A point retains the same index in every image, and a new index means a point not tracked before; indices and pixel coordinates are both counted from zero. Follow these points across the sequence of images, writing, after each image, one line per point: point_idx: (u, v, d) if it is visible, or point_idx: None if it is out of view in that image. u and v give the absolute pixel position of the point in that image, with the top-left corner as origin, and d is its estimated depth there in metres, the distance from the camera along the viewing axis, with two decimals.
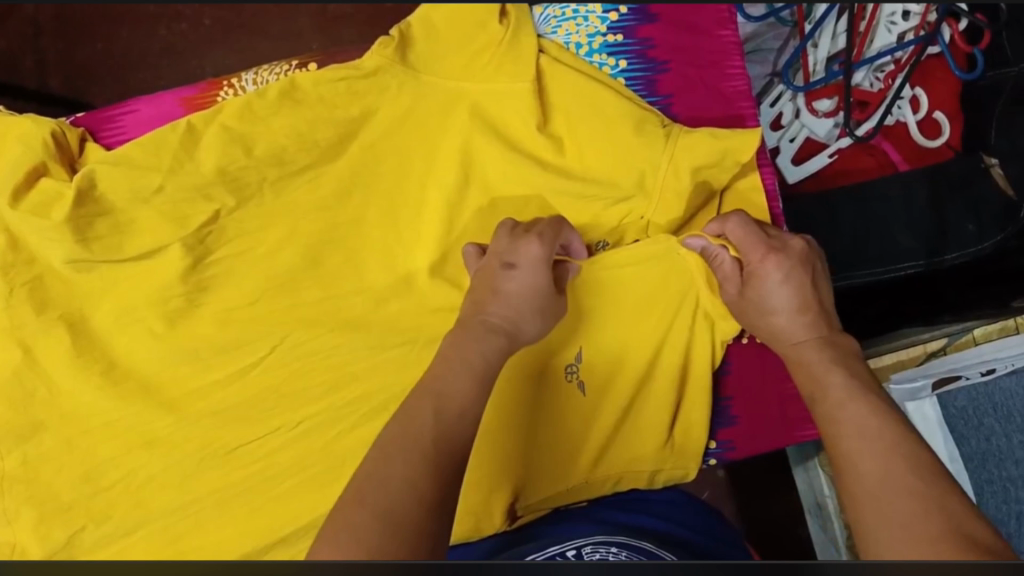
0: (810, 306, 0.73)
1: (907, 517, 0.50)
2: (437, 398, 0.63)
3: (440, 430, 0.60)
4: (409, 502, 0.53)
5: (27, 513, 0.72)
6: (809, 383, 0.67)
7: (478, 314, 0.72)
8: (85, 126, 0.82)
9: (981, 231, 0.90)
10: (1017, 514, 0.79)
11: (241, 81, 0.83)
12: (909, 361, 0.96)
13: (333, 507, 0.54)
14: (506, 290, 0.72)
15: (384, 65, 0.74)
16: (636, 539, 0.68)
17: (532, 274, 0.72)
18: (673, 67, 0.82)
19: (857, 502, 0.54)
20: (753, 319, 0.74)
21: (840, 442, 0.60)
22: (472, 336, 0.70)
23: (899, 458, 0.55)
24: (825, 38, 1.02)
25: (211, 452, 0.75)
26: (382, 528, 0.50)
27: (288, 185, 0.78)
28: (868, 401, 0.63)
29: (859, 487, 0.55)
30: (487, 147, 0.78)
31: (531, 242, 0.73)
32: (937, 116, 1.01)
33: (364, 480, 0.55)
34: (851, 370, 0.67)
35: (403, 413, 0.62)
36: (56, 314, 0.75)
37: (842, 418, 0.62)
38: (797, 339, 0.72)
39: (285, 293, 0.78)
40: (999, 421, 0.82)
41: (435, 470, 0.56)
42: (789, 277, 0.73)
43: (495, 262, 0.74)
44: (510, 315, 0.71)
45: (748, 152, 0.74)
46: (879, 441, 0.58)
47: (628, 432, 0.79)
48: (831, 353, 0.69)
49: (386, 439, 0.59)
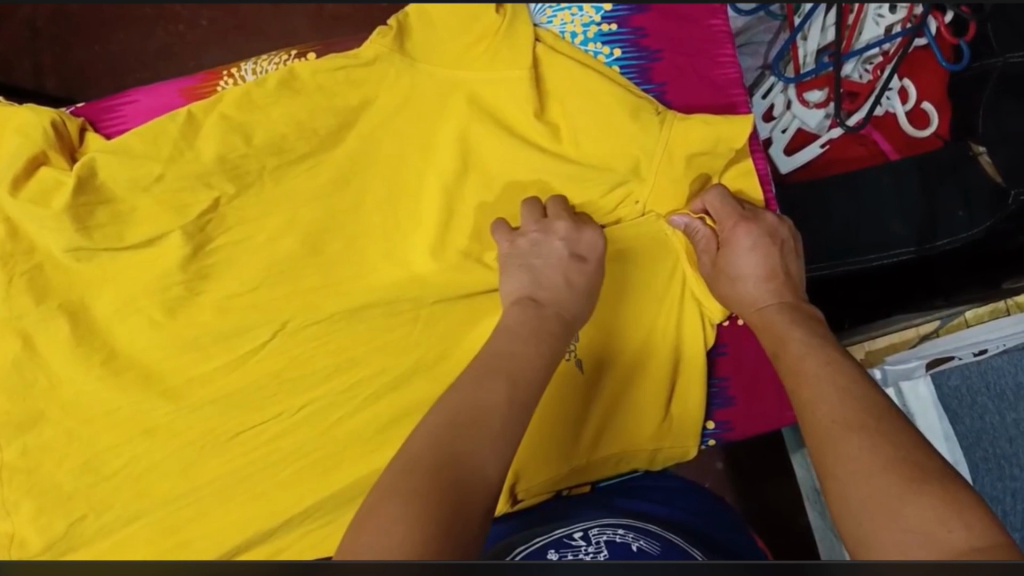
0: (778, 273, 0.75)
1: (872, 469, 0.52)
2: (497, 366, 0.65)
3: (502, 405, 0.61)
4: (465, 478, 0.54)
5: (28, 503, 0.72)
6: (772, 343, 0.69)
7: (551, 301, 0.74)
8: (85, 116, 0.83)
9: (971, 217, 0.92)
10: (1012, 491, 0.81)
11: (241, 71, 0.84)
12: (901, 343, 0.95)
13: (391, 472, 0.56)
14: (577, 282, 0.75)
15: (382, 54, 0.76)
16: (642, 521, 0.69)
17: (598, 270, 0.76)
18: (665, 56, 0.83)
19: (823, 457, 0.55)
20: (723, 285, 0.76)
21: (798, 393, 0.62)
22: (554, 329, 0.71)
23: (860, 408, 0.57)
24: (815, 31, 1.03)
25: (212, 439, 0.75)
26: (447, 502, 0.52)
27: (287, 173, 0.79)
28: (830, 353, 0.65)
29: (825, 439, 0.56)
30: (485, 134, 0.79)
31: (598, 237, 0.77)
32: (925, 106, 1.02)
33: (426, 451, 0.56)
34: (812, 330, 0.69)
35: (466, 385, 0.63)
36: (55, 303, 0.75)
37: (805, 372, 0.63)
38: (763, 302, 0.74)
39: (284, 282, 0.79)
40: (991, 399, 0.84)
41: (496, 452, 0.58)
42: (760, 244, 0.75)
43: (562, 250, 0.76)
44: (577, 309, 0.75)
45: (741, 139, 0.76)
46: (839, 390, 0.59)
47: (628, 412, 0.80)
48: (795, 315, 0.71)
49: (449, 409, 0.60)
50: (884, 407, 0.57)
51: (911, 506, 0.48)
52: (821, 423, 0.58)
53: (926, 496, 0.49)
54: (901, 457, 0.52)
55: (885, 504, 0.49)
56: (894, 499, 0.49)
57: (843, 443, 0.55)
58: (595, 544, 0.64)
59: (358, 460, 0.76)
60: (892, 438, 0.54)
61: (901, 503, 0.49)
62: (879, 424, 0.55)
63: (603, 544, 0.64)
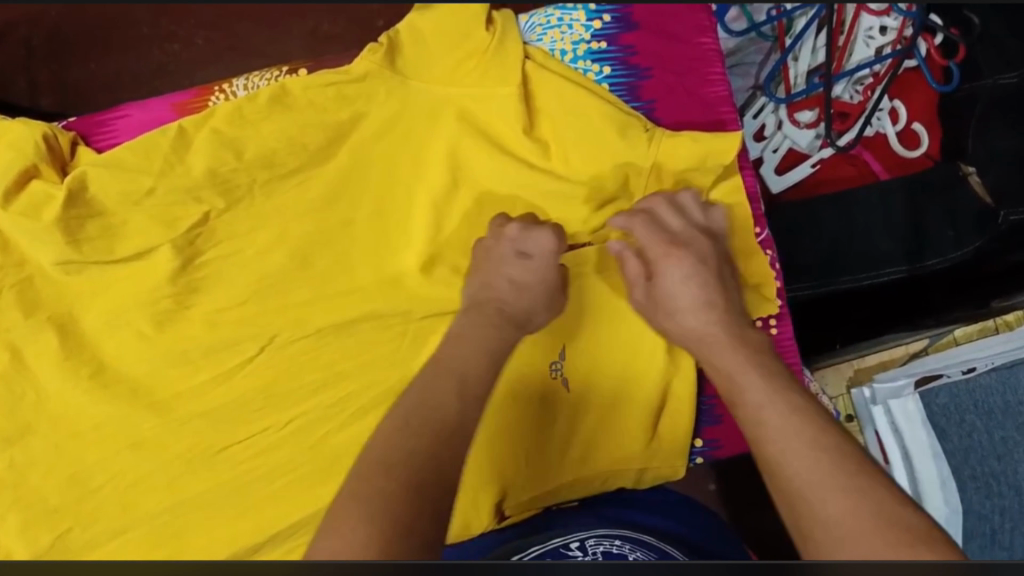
0: (717, 301, 0.75)
1: (861, 536, 0.49)
2: (456, 383, 0.65)
3: (459, 411, 0.62)
4: (430, 484, 0.54)
5: (13, 516, 0.72)
6: (725, 383, 0.68)
7: (491, 301, 0.76)
8: (78, 131, 0.84)
9: (960, 237, 0.91)
10: (1000, 509, 0.81)
11: (233, 86, 0.85)
12: (892, 360, 0.97)
13: (348, 482, 0.56)
14: (520, 277, 0.76)
15: (373, 70, 0.77)
16: (637, 533, 0.70)
17: (546, 265, 0.77)
18: (655, 74, 0.84)
19: (802, 520, 0.52)
20: (665, 319, 0.76)
21: (761, 443, 0.59)
22: (495, 325, 0.74)
23: (835, 465, 0.55)
24: (805, 52, 1.03)
25: (200, 453, 0.74)
26: (398, 497, 0.52)
27: (277, 188, 0.79)
28: (789, 397, 0.63)
29: (801, 499, 0.53)
30: (475, 150, 0.80)
31: (547, 234, 0.78)
32: (916, 127, 1.03)
33: (382, 455, 0.57)
34: (760, 364, 0.68)
35: (417, 395, 0.65)
36: (45, 315, 0.76)
37: (771, 422, 0.60)
38: (708, 330, 0.73)
39: (274, 295, 0.79)
40: (979, 417, 0.85)
41: (450, 444, 0.58)
42: (696, 272, 0.76)
43: (508, 252, 0.78)
44: (526, 305, 0.76)
45: (731, 153, 0.77)
46: (809, 443, 0.57)
47: (615, 430, 0.79)
48: (739, 347, 0.71)
49: (401, 416, 0.62)
50: (858, 463, 0.55)
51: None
52: (792, 481, 0.55)
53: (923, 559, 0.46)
54: (889, 520, 0.50)
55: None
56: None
57: (824, 505, 0.52)
58: (592, 555, 0.64)
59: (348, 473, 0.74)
60: (873, 497, 0.52)
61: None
62: (858, 483, 0.53)
63: (600, 555, 0.64)
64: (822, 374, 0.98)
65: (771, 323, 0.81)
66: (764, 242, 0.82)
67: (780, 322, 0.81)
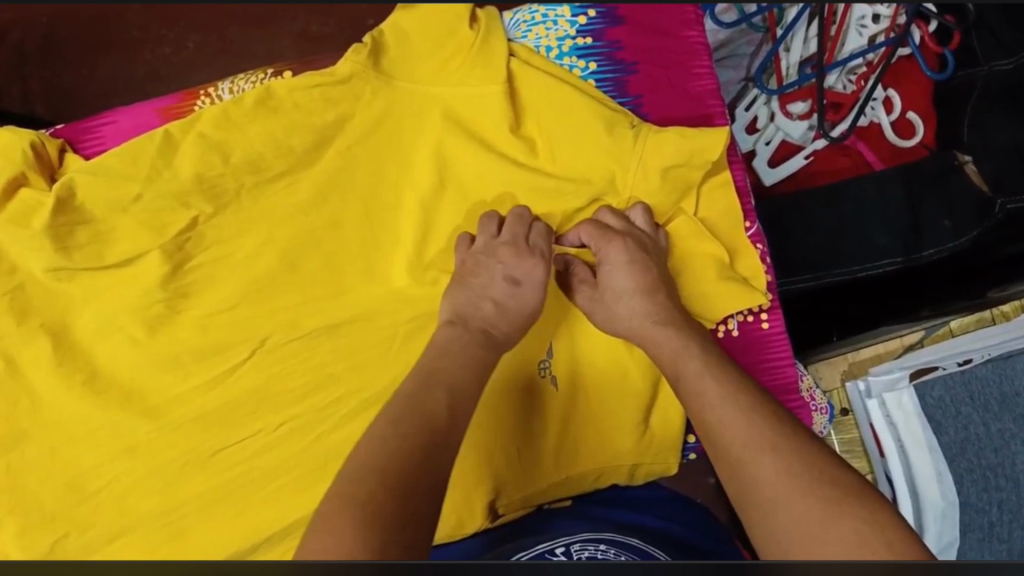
0: (656, 284, 0.74)
1: (793, 494, 0.52)
2: (443, 398, 0.63)
3: (444, 424, 0.61)
4: (417, 487, 0.54)
5: (10, 522, 0.72)
6: (666, 361, 0.68)
7: (478, 323, 0.73)
8: (65, 138, 0.84)
9: (957, 226, 0.89)
10: (998, 501, 0.80)
11: (218, 90, 0.85)
12: (885, 353, 1.02)
13: (327, 494, 0.55)
14: (506, 303, 0.74)
15: (357, 71, 0.77)
16: (625, 535, 0.69)
17: (534, 294, 0.75)
18: (641, 69, 0.83)
19: (742, 483, 0.55)
20: (602, 313, 0.75)
21: (704, 416, 0.61)
22: (480, 348, 0.71)
23: (768, 428, 0.57)
24: (797, 43, 1.04)
25: (194, 457, 0.75)
26: (390, 510, 0.51)
27: (265, 191, 0.79)
28: (724, 368, 0.65)
29: (739, 463, 0.56)
30: (460, 148, 0.80)
31: (537, 263, 0.76)
32: (910, 116, 1.02)
33: (362, 469, 0.56)
34: (704, 345, 0.68)
35: (398, 403, 0.63)
36: (37, 322, 0.76)
37: (708, 392, 0.62)
38: (643, 317, 0.72)
39: (264, 298, 0.79)
40: (975, 409, 0.84)
41: (438, 454, 0.58)
42: (630, 260, 0.74)
43: (500, 274, 0.75)
44: (510, 330, 0.74)
45: (716, 151, 0.76)
46: (745, 409, 0.59)
47: (607, 428, 0.79)
48: (680, 327, 0.70)
49: (381, 428, 0.60)
50: (789, 426, 0.58)
51: (835, 531, 0.49)
52: (731, 448, 0.57)
53: (850, 516, 0.50)
54: (816, 475, 0.53)
55: (809, 531, 0.50)
56: (817, 526, 0.50)
57: (759, 468, 0.55)
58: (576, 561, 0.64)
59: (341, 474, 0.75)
60: (802, 455, 0.55)
61: (823, 529, 0.50)
62: (789, 443, 0.56)
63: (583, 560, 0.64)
64: (817, 367, 1.04)
65: (761, 316, 0.82)
66: (753, 236, 0.83)
67: (771, 315, 0.82)
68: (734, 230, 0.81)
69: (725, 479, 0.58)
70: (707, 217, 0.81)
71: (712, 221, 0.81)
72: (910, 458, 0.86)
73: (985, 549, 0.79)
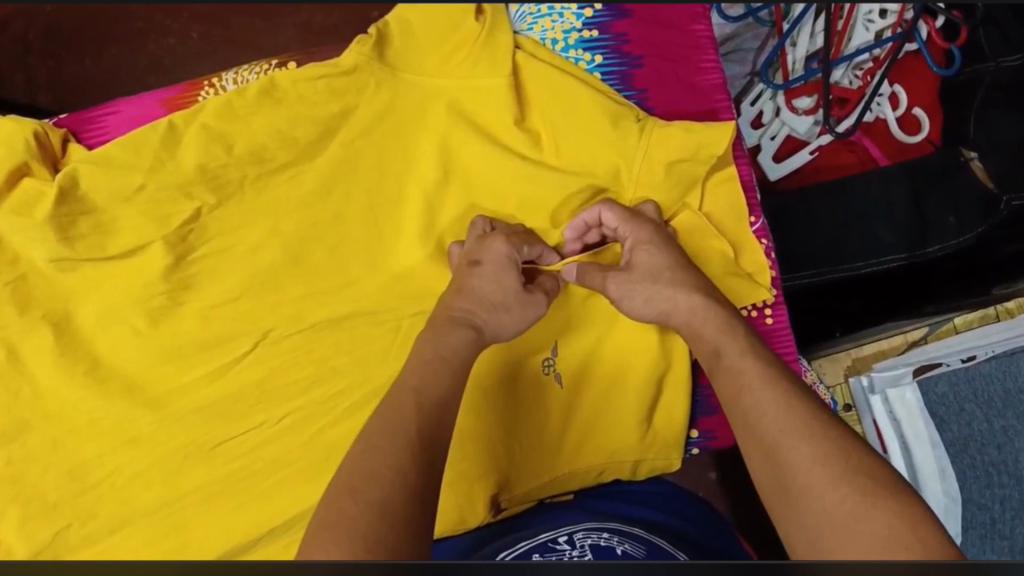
0: (686, 268, 0.73)
1: (827, 481, 0.52)
2: (412, 397, 0.61)
3: (429, 426, 0.59)
4: (405, 494, 0.52)
5: (13, 512, 0.72)
6: (704, 347, 0.68)
7: (444, 311, 0.71)
8: (68, 128, 0.84)
9: (961, 222, 0.89)
10: (1000, 498, 0.80)
11: (221, 81, 0.85)
12: (889, 348, 1.00)
13: (317, 506, 0.53)
14: (470, 286, 0.72)
15: (362, 62, 0.76)
16: (628, 526, 0.69)
17: (500, 273, 0.72)
18: (646, 62, 0.83)
19: (775, 469, 0.55)
20: (640, 297, 0.72)
21: (738, 400, 0.61)
22: (443, 331, 0.68)
23: (808, 416, 0.57)
24: (803, 37, 1.03)
25: (195, 449, 0.75)
26: (376, 522, 0.50)
27: (269, 183, 0.79)
28: (768, 355, 0.64)
29: (773, 448, 0.56)
30: (465, 141, 0.80)
31: (496, 241, 0.73)
32: (917, 112, 1.01)
33: (350, 476, 0.54)
34: (740, 330, 0.67)
35: (384, 407, 0.61)
36: (39, 313, 0.75)
37: (747, 375, 0.62)
38: (676, 296, 0.71)
39: (267, 290, 0.79)
40: (978, 406, 0.84)
41: (427, 459, 0.56)
42: (660, 241, 0.74)
43: (465, 262, 0.74)
44: (477, 310, 0.70)
45: (722, 146, 0.75)
46: (785, 396, 0.59)
47: (611, 423, 0.79)
48: (716, 311, 0.69)
49: (367, 432, 0.58)
50: (832, 418, 0.57)
51: (866, 523, 0.49)
52: (768, 431, 0.57)
53: (882, 506, 0.49)
54: (852, 466, 0.52)
55: (839, 520, 0.50)
56: (849, 516, 0.50)
57: (794, 452, 0.54)
58: (580, 548, 0.64)
59: None
60: (841, 445, 0.54)
61: (855, 521, 0.49)
62: (828, 432, 0.55)
63: (588, 548, 0.63)
64: (820, 364, 1.03)
65: (766, 311, 0.82)
66: (758, 231, 0.82)
67: (775, 311, 0.82)
68: (738, 225, 0.81)
69: (756, 465, 0.57)
70: (712, 212, 0.81)
71: (717, 216, 0.81)
72: (912, 452, 0.86)
73: (987, 545, 0.79)
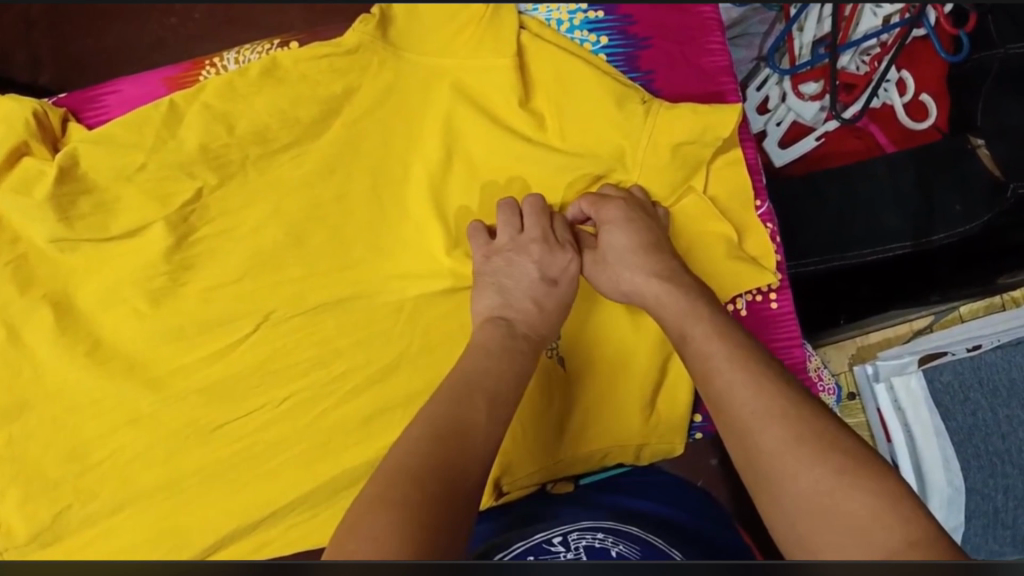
0: (652, 242, 0.73)
1: (801, 463, 0.52)
2: (485, 396, 0.63)
3: (485, 425, 0.61)
4: (469, 489, 0.54)
5: (14, 491, 0.72)
6: (672, 325, 0.67)
7: (515, 322, 0.72)
8: (69, 107, 0.83)
9: (968, 211, 0.89)
10: (1003, 488, 0.81)
11: (224, 60, 0.84)
12: (895, 337, 1.00)
13: (358, 495, 0.54)
14: (542, 304, 0.74)
15: (365, 42, 0.76)
16: (623, 525, 0.68)
17: (566, 289, 0.75)
18: (653, 43, 0.82)
19: (748, 451, 0.55)
20: (604, 276, 0.74)
21: (710, 383, 0.60)
22: (522, 350, 0.70)
23: (778, 396, 0.57)
24: (810, 22, 1.03)
25: (196, 430, 0.75)
26: (435, 508, 0.51)
27: (271, 163, 0.78)
28: (733, 333, 0.64)
29: (746, 432, 0.56)
30: (469, 121, 0.79)
31: (570, 257, 0.75)
32: (923, 98, 1.00)
33: (402, 462, 0.55)
34: (713, 307, 0.67)
35: (440, 397, 0.63)
36: (40, 292, 0.75)
37: (716, 355, 0.61)
38: (645, 278, 0.71)
39: (268, 271, 0.78)
40: (983, 395, 0.84)
41: (483, 457, 0.58)
42: (627, 218, 0.73)
43: (535, 271, 0.74)
44: (547, 329, 0.73)
45: (729, 128, 0.74)
46: (756, 375, 0.59)
47: (614, 409, 0.79)
48: (683, 288, 0.69)
49: (425, 420, 0.60)
50: (805, 398, 0.57)
51: (844, 504, 0.49)
52: (739, 413, 0.57)
53: (861, 486, 0.50)
54: (825, 446, 0.53)
55: (818, 502, 0.50)
56: (827, 497, 0.50)
57: (764, 435, 0.55)
58: (575, 552, 0.62)
59: (345, 449, 0.75)
60: (813, 426, 0.54)
61: (833, 501, 0.50)
62: (800, 413, 0.55)
63: (583, 551, 0.62)
64: (825, 351, 1.03)
65: (770, 295, 0.81)
66: (763, 215, 0.82)
67: (780, 296, 0.82)
68: (745, 209, 0.80)
69: (731, 446, 0.58)
70: (717, 196, 0.80)
71: (723, 200, 0.80)
72: (917, 442, 0.85)
73: (989, 535, 0.81)
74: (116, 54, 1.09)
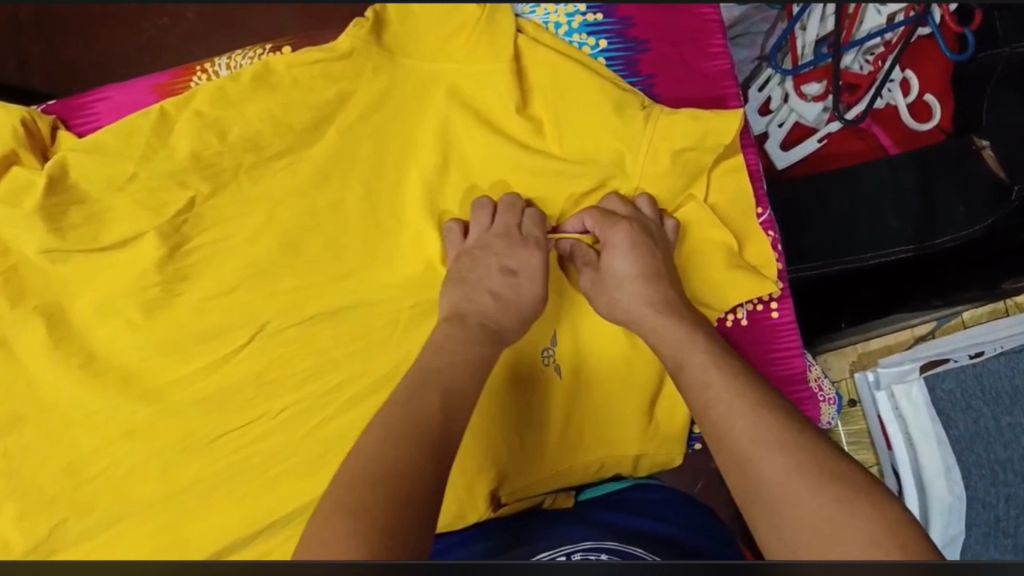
0: (656, 271, 0.72)
1: (802, 492, 0.51)
2: (441, 393, 0.62)
3: (444, 420, 0.60)
4: (426, 487, 0.54)
5: (9, 505, 0.70)
6: (671, 354, 0.66)
7: (474, 315, 0.71)
8: (57, 114, 0.81)
9: (971, 213, 0.87)
10: (1005, 496, 0.80)
11: (215, 66, 0.82)
12: (896, 344, 0.99)
13: (316, 508, 0.54)
14: (504, 295, 0.73)
15: (357, 47, 0.75)
16: (629, 545, 0.64)
17: (533, 284, 0.74)
18: (653, 46, 0.81)
19: (746, 481, 0.54)
20: (602, 298, 0.73)
21: (708, 412, 0.59)
22: (478, 343, 0.69)
23: (778, 426, 0.56)
24: (813, 21, 1.01)
25: (192, 441, 0.73)
26: (390, 512, 0.51)
27: (265, 170, 0.77)
28: (732, 363, 0.63)
29: (745, 460, 0.55)
30: (465, 127, 0.78)
31: (533, 251, 0.74)
32: (928, 98, 0.98)
33: (361, 466, 0.55)
34: (710, 338, 0.67)
35: (400, 401, 0.62)
36: (33, 304, 0.74)
37: (715, 385, 0.61)
38: (644, 305, 0.70)
39: (263, 280, 0.77)
40: (986, 404, 0.83)
41: (440, 453, 0.57)
42: (633, 244, 0.72)
43: (495, 264, 0.73)
44: (508, 321, 0.72)
45: (731, 134, 0.73)
46: (754, 404, 0.58)
47: (613, 419, 0.78)
48: (685, 320, 0.68)
49: (385, 424, 0.59)
50: (804, 429, 0.56)
51: (845, 531, 0.48)
52: (738, 441, 0.56)
53: (861, 513, 0.49)
54: (826, 476, 0.52)
55: (820, 529, 0.49)
56: (828, 525, 0.49)
57: (765, 464, 0.53)
58: None
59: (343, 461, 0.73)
60: (811, 453, 0.54)
61: (833, 528, 0.49)
62: (800, 442, 0.55)
63: None
64: (826, 357, 1.01)
65: (771, 304, 0.80)
66: (764, 223, 0.80)
67: (781, 304, 0.80)
68: (746, 215, 0.79)
69: (727, 477, 0.56)
70: (718, 203, 0.78)
71: (725, 207, 0.78)
72: (917, 450, 0.85)
73: (991, 543, 0.79)
74: (110, 57, 1.07)
